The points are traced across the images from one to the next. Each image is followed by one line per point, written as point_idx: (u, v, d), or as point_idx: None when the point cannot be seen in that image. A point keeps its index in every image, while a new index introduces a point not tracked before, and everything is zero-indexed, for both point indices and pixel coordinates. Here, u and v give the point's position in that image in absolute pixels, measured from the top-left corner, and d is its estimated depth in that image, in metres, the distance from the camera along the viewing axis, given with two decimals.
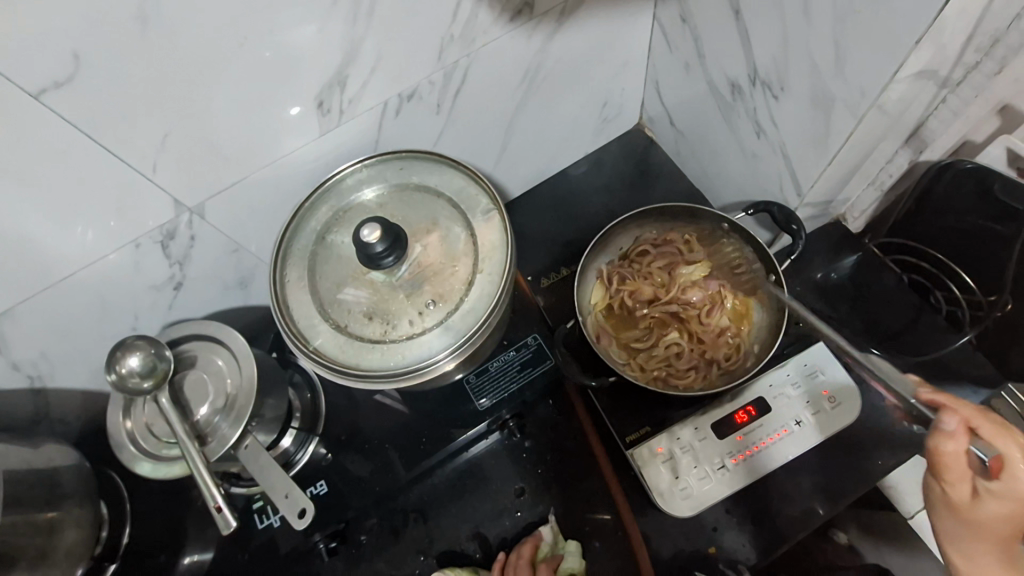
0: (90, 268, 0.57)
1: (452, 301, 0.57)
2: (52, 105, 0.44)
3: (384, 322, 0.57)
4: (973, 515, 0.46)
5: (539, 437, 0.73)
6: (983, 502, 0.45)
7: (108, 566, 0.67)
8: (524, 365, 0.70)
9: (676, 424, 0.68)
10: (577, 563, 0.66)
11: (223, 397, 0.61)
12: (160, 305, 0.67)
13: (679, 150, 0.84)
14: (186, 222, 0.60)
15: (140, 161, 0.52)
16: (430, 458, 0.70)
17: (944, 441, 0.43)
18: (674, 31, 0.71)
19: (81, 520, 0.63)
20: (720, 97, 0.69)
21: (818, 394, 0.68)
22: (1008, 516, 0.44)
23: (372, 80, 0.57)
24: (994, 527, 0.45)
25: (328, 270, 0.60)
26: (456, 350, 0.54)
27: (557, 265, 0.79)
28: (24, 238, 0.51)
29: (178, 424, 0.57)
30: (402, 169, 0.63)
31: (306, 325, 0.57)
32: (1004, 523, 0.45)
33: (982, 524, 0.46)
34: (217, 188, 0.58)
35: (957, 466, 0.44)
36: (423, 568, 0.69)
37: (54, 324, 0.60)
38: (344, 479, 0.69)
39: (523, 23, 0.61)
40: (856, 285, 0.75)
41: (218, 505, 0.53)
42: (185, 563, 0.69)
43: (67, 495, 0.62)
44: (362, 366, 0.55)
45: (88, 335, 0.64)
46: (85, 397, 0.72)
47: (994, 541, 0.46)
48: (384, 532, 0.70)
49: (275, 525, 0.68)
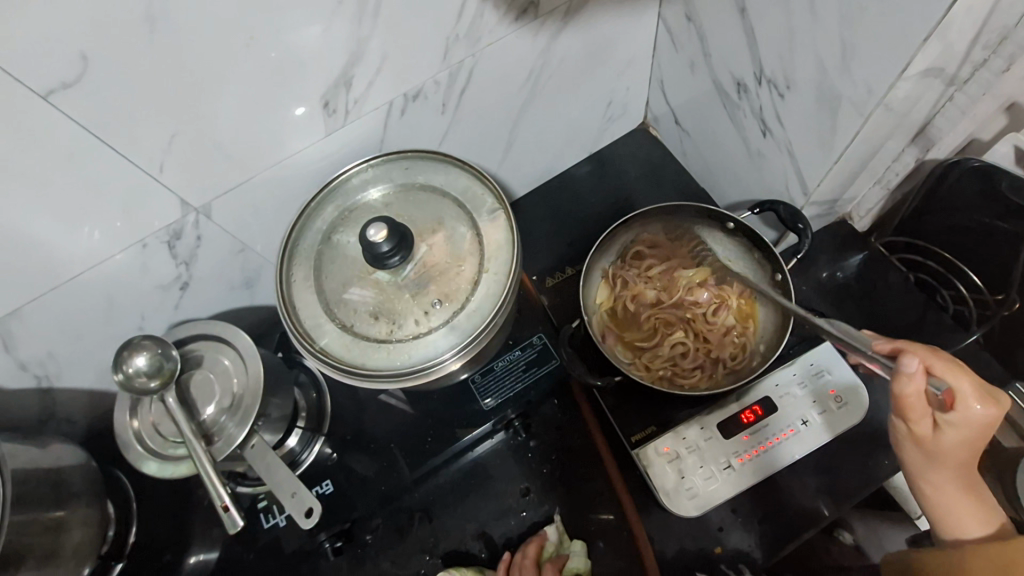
0: (97, 268, 0.57)
1: (458, 301, 0.57)
2: (60, 106, 0.45)
3: (390, 322, 0.57)
4: (935, 447, 0.50)
5: (544, 437, 0.73)
6: (942, 435, 0.49)
7: (114, 565, 0.67)
8: (529, 365, 0.70)
9: (682, 424, 0.68)
10: (582, 562, 0.66)
11: (230, 397, 0.61)
12: (166, 305, 0.67)
13: (684, 149, 0.84)
14: (192, 222, 0.60)
15: (147, 162, 0.52)
16: (435, 457, 0.70)
17: (906, 382, 0.46)
18: (679, 30, 0.70)
19: (87, 520, 0.63)
20: (726, 96, 0.69)
21: (824, 394, 0.68)
22: (962, 442, 0.49)
23: (377, 80, 0.57)
24: (952, 455, 0.50)
25: (334, 270, 0.60)
26: (462, 349, 0.54)
27: (562, 264, 0.79)
28: (32, 238, 0.52)
29: (184, 423, 0.57)
30: (408, 169, 0.63)
31: (312, 324, 0.57)
32: (959, 448, 0.50)
33: (942, 452, 0.50)
34: (223, 188, 0.58)
35: (920, 404, 0.47)
36: (428, 568, 0.69)
37: (61, 324, 0.60)
38: (349, 479, 0.69)
39: (528, 23, 0.61)
40: (862, 284, 0.75)
41: (225, 504, 0.53)
42: (190, 562, 0.69)
43: (74, 495, 0.62)
44: (368, 366, 0.55)
45: (94, 335, 0.64)
46: (91, 396, 0.72)
47: (953, 466, 0.51)
48: (389, 532, 0.70)
49: (280, 524, 0.68)
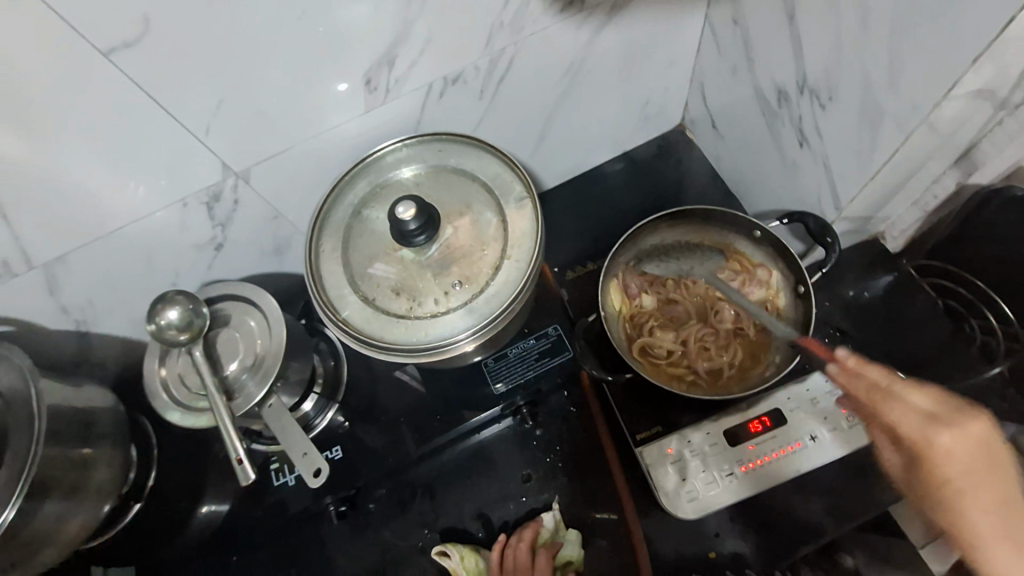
0: (138, 223, 0.60)
1: (478, 285, 0.59)
2: (119, 64, 0.47)
3: (411, 298, 0.59)
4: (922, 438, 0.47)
5: (550, 427, 0.73)
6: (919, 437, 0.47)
7: (133, 506, 0.71)
8: (543, 354, 0.71)
9: (689, 427, 0.67)
10: (576, 551, 0.67)
11: (252, 356, 0.64)
12: (200, 264, 0.70)
13: (718, 154, 0.83)
14: (231, 185, 0.62)
15: (194, 124, 0.54)
16: (441, 436, 0.71)
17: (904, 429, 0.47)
18: (725, 34, 0.70)
19: (112, 460, 0.67)
20: (766, 103, 0.68)
21: (836, 412, 0.67)
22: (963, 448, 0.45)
23: (419, 62, 0.58)
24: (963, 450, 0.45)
25: (362, 245, 0.62)
26: (476, 333, 0.56)
27: (584, 259, 0.79)
28: (81, 189, 0.55)
29: (208, 378, 0.60)
30: (441, 151, 0.64)
31: (336, 295, 0.59)
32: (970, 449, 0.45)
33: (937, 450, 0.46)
34: (264, 156, 0.61)
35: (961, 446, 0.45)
36: (427, 541, 0.71)
37: (101, 272, 0.64)
38: (357, 448, 0.72)
39: (573, 15, 0.61)
40: (888, 306, 0.74)
41: (239, 458, 0.57)
42: (202, 512, 0.73)
43: (102, 434, 0.66)
44: (386, 339, 0.56)
45: (132, 287, 0.67)
46: (124, 345, 0.76)
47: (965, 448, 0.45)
48: (392, 503, 0.73)
49: (289, 484, 0.71)
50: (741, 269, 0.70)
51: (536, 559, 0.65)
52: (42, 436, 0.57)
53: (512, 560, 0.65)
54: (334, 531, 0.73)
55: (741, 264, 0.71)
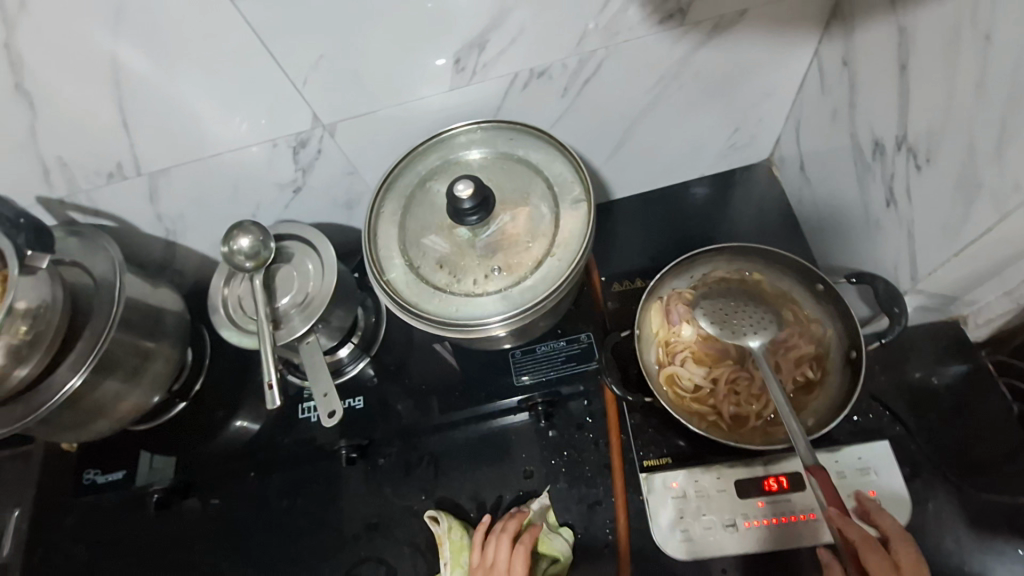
0: (232, 153, 0.67)
1: (519, 275, 0.60)
2: (240, 8, 0.52)
3: (452, 274, 0.61)
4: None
5: (563, 431, 0.72)
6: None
7: (178, 402, 0.80)
8: (570, 358, 0.72)
9: (699, 467, 0.65)
10: (565, 549, 0.65)
11: (303, 295, 0.69)
12: (279, 203, 0.76)
13: (801, 197, 0.79)
14: (318, 136, 0.67)
15: (294, 73, 0.59)
16: (458, 412, 0.73)
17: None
18: (832, 73, 0.66)
19: (171, 358, 0.75)
20: (860, 154, 0.64)
21: (862, 493, 0.62)
22: None
23: (509, 51, 0.60)
24: None
25: (419, 213, 0.64)
26: (507, 321, 0.57)
27: (635, 274, 0.78)
28: (190, 114, 0.61)
29: (261, 305, 0.66)
30: (512, 140, 0.65)
31: (385, 255, 0.62)
32: None
33: None
34: (351, 114, 0.65)
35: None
36: (421, 506, 0.73)
37: (195, 191, 0.71)
38: (379, 403, 0.76)
39: (672, 28, 0.61)
40: (954, 397, 0.67)
41: (271, 383, 0.62)
42: (235, 426, 0.79)
43: (166, 332, 0.74)
44: (421, 306, 0.59)
45: (218, 209, 0.75)
46: (203, 260, 0.84)
47: None
48: (398, 464, 0.75)
49: (312, 420, 0.76)
50: (795, 319, 0.67)
51: (514, 552, 0.63)
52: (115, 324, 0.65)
53: (493, 545, 0.64)
54: (339, 474, 0.77)
55: (795, 314, 0.67)
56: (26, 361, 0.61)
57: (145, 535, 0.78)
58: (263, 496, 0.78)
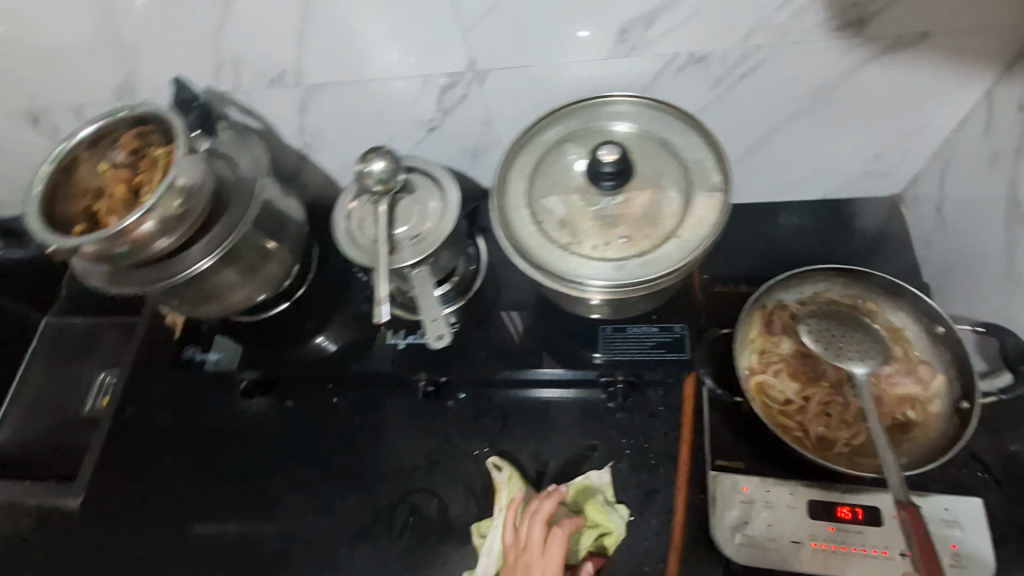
0: (387, 82, 0.70)
1: (640, 249, 0.60)
2: None
3: (573, 234, 0.62)
4: None
5: (634, 414, 0.71)
6: None
7: (280, 303, 0.86)
8: (658, 346, 0.72)
9: (772, 478, 0.65)
10: (620, 526, 0.64)
11: (420, 229, 0.72)
12: (412, 139, 0.79)
13: (929, 241, 0.76)
14: (468, 81, 0.69)
15: (467, 16, 0.62)
16: (535, 373, 0.75)
17: None
18: (999, 116, 0.63)
19: (284, 261, 0.80)
20: (1012, 204, 0.61)
21: (943, 544, 0.59)
22: None
23: (677, 30, 0.61)
24: None
25: (549, 172, 0.66)
26: (619, 287, 0.58)
27: (738, 280, 0.78)
28: (362, 36, 0.65)
29: (382, 230, 0.70)
30: (656, 120, 0.66)
31: (511, 204, 0.64)
32: None
33: None
34: (506, 65, 0.67)
35: None
36: (482, 453, 0.75)
37: (342, 111, 0.75)
38: (462, 349, 0.79)
39: (845, 38, 0.60)
40: None
41: (381, 302, 0.66)
42: (315, 342, 0.85)
43: (285, 237, 0.79)
44: (538, 257, 0.61)
45: (356, 133, 0.79)
46: (326, 179, 0.89)
47: None
48: (469, 410, 0.78)
49: (397, 346, 0.81)
50: (903, 356, 0.65)
51: (550, 537, 0.61)
52: (250, 220, 0.70)
53: (528, 524, 0.62)
54: (411, 407, 0.80)
55: (904, 352, 0.65)
56: (174, 232, 0.67)
57: (224, 419, 0.84)
58: (334, 411, 0.82)
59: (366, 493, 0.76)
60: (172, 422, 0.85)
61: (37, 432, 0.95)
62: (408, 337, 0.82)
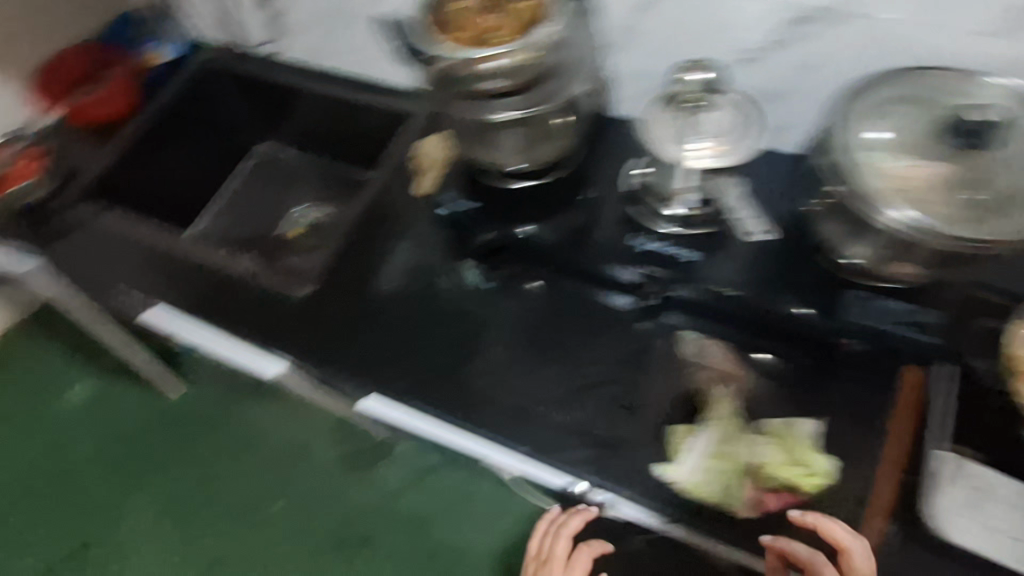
0: (753, 22, 0.84)
1: (974, 216, 0.66)
2: None
3: (905, 178, 0.68)
4: None
5: (840, 375, 0.85)
6: None
7: (527, 181, 0.94)
8: (910, 323, 0.80)
9: (995, 473, 0.76)
10: (829, 468, 0.78)
11: (727, 125, 0.75)
12: (738, 59, 0.90)
13: None
14: (833, 11, 0.80)
15: None
16: (783, 305, 0.84)
17: None
18: None
19: (563, 147, 0.92)
20: None
21: None
22: None
23: None
24: None
25: (897, 116, 0.72)
26: (921, 231, 0.65)
27: (993, 289, 0.81)
28: None
29: (688, 117, 0.76)
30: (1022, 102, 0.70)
31: (850, 135, 0.70)
32: None
33: None
34: (866, 24, 0.80)
35: None
36: (691, 363, 0.90)
37: (692, 28, 0.88)
38: (691, 270, 0.88)
39: None
40: None
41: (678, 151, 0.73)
42: (519, 232, 0.92)
43: (584, 106, 0.89)
44: (865, 183, 0.67)
45: (684, 51, 0.92)
46: (625, 70, 1.00)
47: None
48: (667, 327, 0.93)
49: (636, 246, 0.90)
50: None
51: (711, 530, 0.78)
52: (550, 104, 0.80)
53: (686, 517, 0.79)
54: (613, 320, 0.94)
55: None
56: (506, 74, 0.76)
57: (451, 259, 1.02)
58: (551, 291, 0.97)
59: (569, 364, 0.92)
60: (410, 252, 1.02)
61: (245, 234, 1.38)
62: (660, 242, 0.89)
